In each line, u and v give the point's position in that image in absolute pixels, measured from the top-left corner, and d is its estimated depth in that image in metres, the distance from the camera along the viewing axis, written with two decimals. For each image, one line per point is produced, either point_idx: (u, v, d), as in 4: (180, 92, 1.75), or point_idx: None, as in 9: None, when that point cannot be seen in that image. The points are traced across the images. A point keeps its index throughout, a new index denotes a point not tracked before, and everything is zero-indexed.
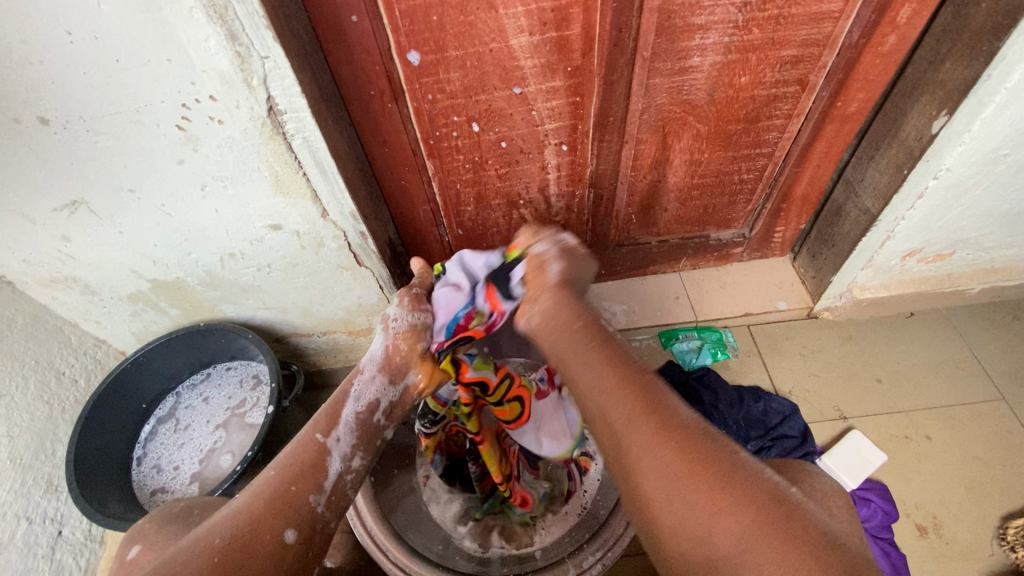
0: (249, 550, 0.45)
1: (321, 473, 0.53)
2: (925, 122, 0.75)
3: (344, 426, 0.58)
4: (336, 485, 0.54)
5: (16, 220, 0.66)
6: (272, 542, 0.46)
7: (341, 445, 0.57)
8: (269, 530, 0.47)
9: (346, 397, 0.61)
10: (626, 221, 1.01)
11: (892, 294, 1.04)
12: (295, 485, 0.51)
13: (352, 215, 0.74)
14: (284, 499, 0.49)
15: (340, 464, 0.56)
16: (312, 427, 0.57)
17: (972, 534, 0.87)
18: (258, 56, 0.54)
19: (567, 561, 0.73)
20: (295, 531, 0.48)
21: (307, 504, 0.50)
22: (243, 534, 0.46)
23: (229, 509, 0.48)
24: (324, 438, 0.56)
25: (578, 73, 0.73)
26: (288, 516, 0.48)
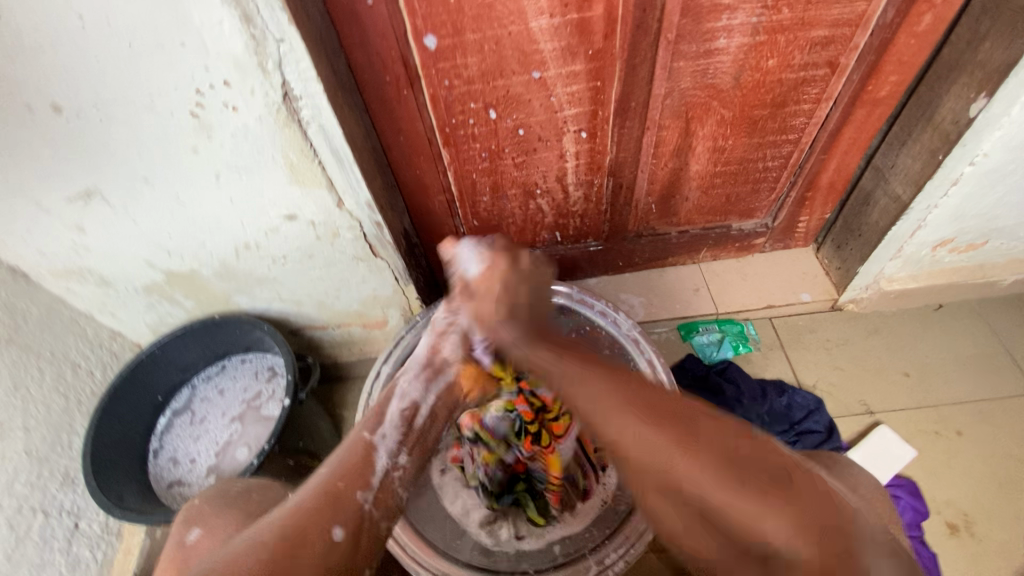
0: (301, 546, 0.43)
1: (368, 471, 0.52)
2: (962, 105, 0.72)
3: (389, 424, 0.59)
4: (381, 482, 0.53)
5: (29, 210, 0.65)
6: (320, 542, 0.44)
7: (386, 441, 0.57)
8: (318, 529, 0.45)
9: (390, 399, 0.62)
10: (645, 211, 0.99)
11: (921, 285, 1.00)
12: (342, 481, 0.50)
13: (367, 205, 0.73)
14: (332, 496, 0.48)
15: (388, 460, 0.55)
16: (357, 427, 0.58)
17: (1006, 533, 0.84)
18: (273, 39, 0.53)
19: (588, 557, 0.71)
20: (343, 527, 0.46)
21: (356, 501, 0.49)
22: (296, 531, 0.44)
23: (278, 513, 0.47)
24: (370, 437, 0.57)
25: (599, 56, 0.70)
26: (337, 514, 0.47)
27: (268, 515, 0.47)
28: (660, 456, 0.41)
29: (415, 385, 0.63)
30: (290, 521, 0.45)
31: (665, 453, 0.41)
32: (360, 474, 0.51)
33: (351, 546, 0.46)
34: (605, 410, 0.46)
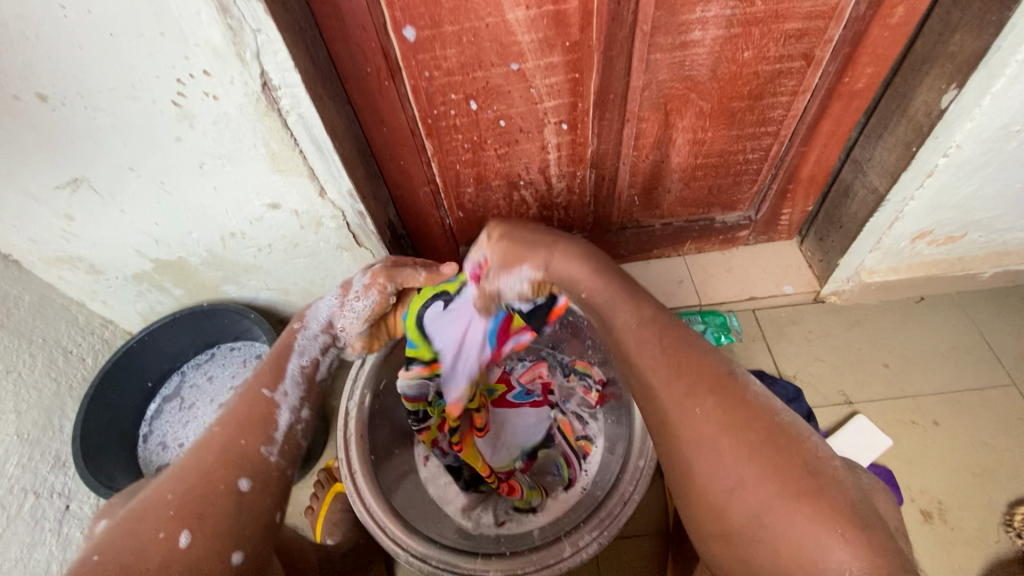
0: (207, 500, 0.49)
1: (271, 425, 0.58)
2: (934, 96, 0.73)
3: (291, 381, 0.64)
4: (285, 435, 0.59)
5: (19, 198, 0.67)
6: (228, 493, 0.50)
7: (289, 398, 0.62)
8: (223, 482, 0.51)
9: (291, 351, 0.67)
10: (629, 203, 1.00)
11: (902, 277, 1.01)
12: (243, 439, 0.55)
13: (350, 194, 0.74)
14: (233, 453, 0.54)
15: (290, 415, 0.61)
16: (257, 381, 0.62)
17: (979, 521, 0.86)
18: (250, 29, 0.54)
19: (564, 539, 0.72)
20: (249, 479, 0.52)
21: (259, 456, 0.55)
22: (199, 487, 0.49)
23: (178, 470, 0.51)
24: (271, 393, 0.61)
25: (576, 48, 0.72)
26: (242, 468, 0.52)
27: (166, 476, 0.51)
28: (733, 476, 0.45)
29: (309, 336, 0.69)
30: (193, 479, 0.50)
31: (733, 472, 0.45)
32: (261, 428, 0.57)
33: (262, 493, 0.52)
34: (685, 429, 0.47)
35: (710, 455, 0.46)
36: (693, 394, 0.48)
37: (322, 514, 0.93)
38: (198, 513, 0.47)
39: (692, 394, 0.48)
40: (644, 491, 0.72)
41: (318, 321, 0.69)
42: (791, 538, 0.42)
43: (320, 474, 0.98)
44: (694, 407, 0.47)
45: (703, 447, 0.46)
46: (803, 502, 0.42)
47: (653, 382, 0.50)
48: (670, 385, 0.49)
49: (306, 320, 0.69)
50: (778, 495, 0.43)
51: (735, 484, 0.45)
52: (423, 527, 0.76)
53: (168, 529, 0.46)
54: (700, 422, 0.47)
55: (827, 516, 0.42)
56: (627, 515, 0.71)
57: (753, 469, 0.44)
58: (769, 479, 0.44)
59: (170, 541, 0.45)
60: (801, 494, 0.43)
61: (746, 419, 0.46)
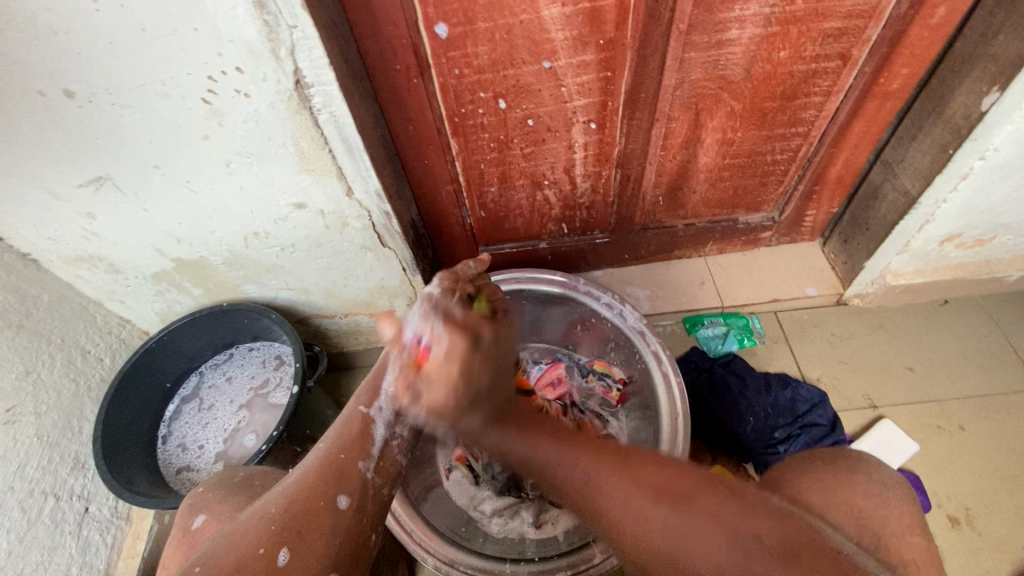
0: (310, 517, 0.49)
1: (368, 441, 0.57)
2: (974, 98, 0.71)
3: (385, 396, 0.59)
4: (381, 452, 0.57)
5: (41, 196, 0.66)
6: (328, 509, 0.50)
7: (383, 413, 0.59)
8: (324, 498, 0.51)
9: (382, 371, 0.62)
10: (653, 204, 0.99)
11: (927, 280, 1.00)
12: (343, 453, 0.55)
13: (377, 194, 0.73)
14: (335, 468, 0.53)
15: (386, 431, 0.58)
16: (355, 400, 0.60)
17: (1006, 527, 0.85)
18: (286, 25, 0.53)
19: (593, 544, 0.71)
20: (348, 497, 0.52)
21: (359, 470, 0.55)
22: (300, 502, 0.50)
23: (288, 481, 0.52)
24: (367, 408, 0.59)
25: (611, 46, 0.70)
26: (343, 484, 0.52)
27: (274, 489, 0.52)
28: (674, 534, 0.43)
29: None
30: (296, 496, 0.50)
31: (671, 529, 0.43)
32: (361, 444, 0.56)
33: (357, 513, 0.52)
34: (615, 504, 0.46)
35: (643, 519, 0.45)
36: (601, 468, 0.49)
37: None
38: (298, 531, 0.48)
39: (603, 471, 0.48)
40: None
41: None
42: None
43: None
44: (613, 482, 0.47)
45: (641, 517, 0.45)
46: (741, 544, 0.42)
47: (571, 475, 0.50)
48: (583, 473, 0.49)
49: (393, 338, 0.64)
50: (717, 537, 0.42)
51: (670, 545, 0.43)
52: (449, 531, 0.76)
53: (266, 546, 0.46)
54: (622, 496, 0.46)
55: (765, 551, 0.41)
56: None
57: (675, 520, 0.43)
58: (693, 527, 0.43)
59: (269, 558, 0.46)
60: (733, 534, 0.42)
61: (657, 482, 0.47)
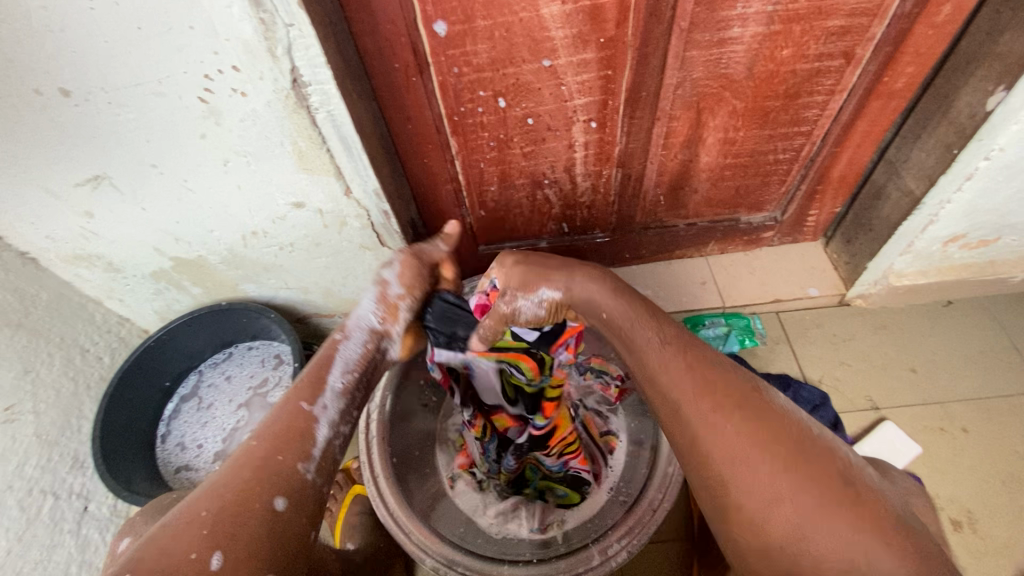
0: (241, 520, 0.44)
1: (308, 439, 0.52)
2: (979, 97, 0.71)
3: (332, 393, 0.57)
4: (324, 452, 0.52)
5: (38, 194, 0.65)
6: (263, 511, 0.45)
7: (329, 412, 0.55)
8: (258, 500, 0.45)
9: (333, 362, 0.59)
10: (654, 203, 0.98)
11: (931, 281, 0.99)
12: (281, 454, 0.50)
13: (375, 193, 0.72)
14: (269, 467, 0.48)
15: (328, 430, 0.54)
16: (296, 393, 0.55)
17: (1009, 530, 0.84)
18: (283, 24, 0.52)
19: (591, 547, 0.70)
20: (285, 498, 0.47)
21: (298, 472, 0.49)
22: (233, 501, 0.45)
23: (207, 484, 0.46)
24: (310, 407, 0.55)
25: (611, 44, 0.69)
26: (279, 484, 0.47)
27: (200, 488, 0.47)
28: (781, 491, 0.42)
29: (355, 345, 0.62)
30: (227, 495, 0.45)
31: (766, 485, 0.42)
32: (301, 442, 0.51)
33: (298, 512, 0.47)
34: (718, 440, 0.45)
35: (739, 469, 0.44)
36: (721, 412, 0.46)
37: (343, 515, 0.92)
38: (231, 533, 0.43)
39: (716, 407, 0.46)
40: (672, 500, 0.70)
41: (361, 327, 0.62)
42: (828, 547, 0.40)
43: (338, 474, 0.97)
44: (721, 421, 0.45)
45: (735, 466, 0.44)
46: (843, 515, 0.40)
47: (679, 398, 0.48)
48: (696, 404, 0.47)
49: (348, 329, 0.62)
50: (815, 509, 0.41)
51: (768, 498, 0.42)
52: (446, 533, 0.75)
53: (199, 550, 0.41)
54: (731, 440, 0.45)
55: (868, 529, 0.39)
56: (656, 524, 0.70)
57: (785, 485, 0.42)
58: (800, 492, 0.41)
59: (202, 564, 0.40)
60: (837, 508, 0.40)
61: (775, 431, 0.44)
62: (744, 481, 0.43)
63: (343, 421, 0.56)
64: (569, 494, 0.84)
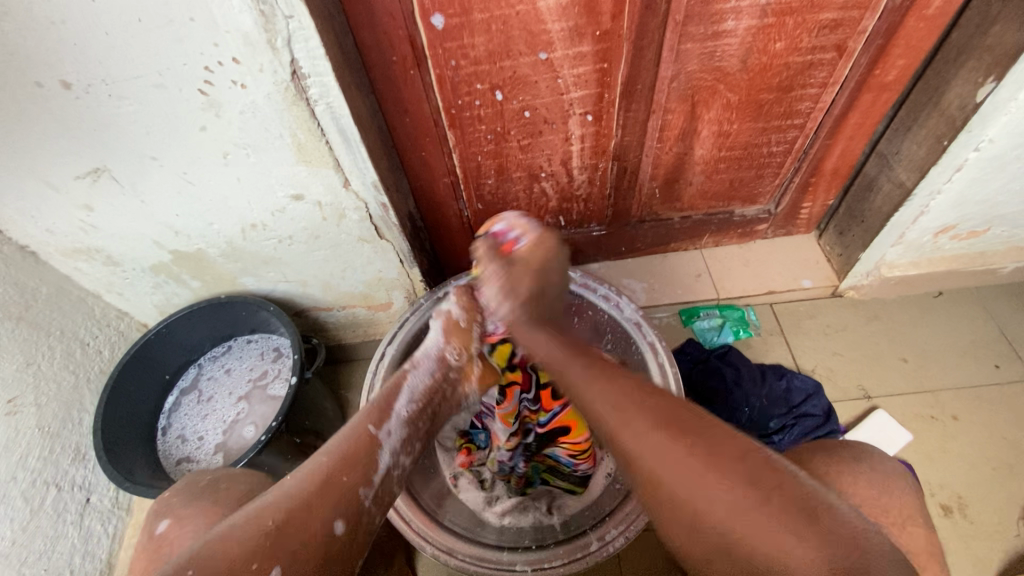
0: (304, 537, 0.47)
1: (370, 468, 0.56)
2: (969, 89, 0.72)
3: (396, 421, 0.62)
4: (382, 480, 0.56)
5: (38, 187, 0.66)
6: (320, 530, 0.48)
7: (391, 439, 0.60)
8: (320, 519, 0.49)
9: (400, 392, 0.65)
10: (649, 196, 0.99)
11: (922, 272, 1.01)
12: (346, 475, 0.53)
13: (374, 185, 0.73)
14: (334, 488, 0.52)
15: (390, 458, 0.59)
16: (365, 418, 0.60)
17: (998, 514, 0.86)
18: (282, 15, 0.53)
19: (589, 533, 0.72)
20: (343, 522, 0.50)
21: (357, 497, 0.53)
22: (300, 516, 0.48)
23: (279, 493, 0.50)
24: (376, 431, 0.59)
25: (607, 37, 0.70)
26: (341, 507, 0.50)
27: (272, 493, 0.50)
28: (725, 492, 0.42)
29: (422, 375, 0.67)
30: (293, 507, 0.48)
31: (708, 489, 0.42)
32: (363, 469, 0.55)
33: (351, 539, 0.50)
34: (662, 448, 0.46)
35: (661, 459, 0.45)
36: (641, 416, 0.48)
37: None
38: (291, 546, 0.46)
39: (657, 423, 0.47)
40: None
41: (426, 358, 0.68)
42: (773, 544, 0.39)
43: None
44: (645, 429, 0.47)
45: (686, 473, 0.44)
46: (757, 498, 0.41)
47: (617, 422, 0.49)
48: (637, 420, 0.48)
49: (415, 360, 0.68)
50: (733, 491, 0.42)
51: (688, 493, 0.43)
52: (448, 522, 0.77)
53: (262, 561, 0.44)
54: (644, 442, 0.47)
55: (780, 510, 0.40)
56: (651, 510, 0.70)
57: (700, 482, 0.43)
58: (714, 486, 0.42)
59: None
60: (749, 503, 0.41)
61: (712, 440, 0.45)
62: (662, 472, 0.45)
63: (404, 451, 0.61)
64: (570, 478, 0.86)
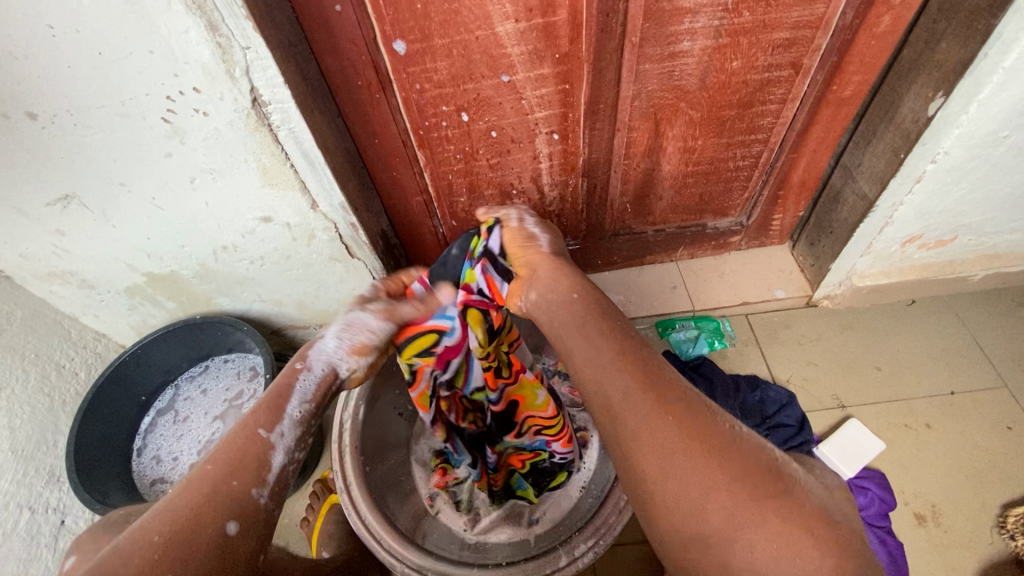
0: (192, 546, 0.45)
1: (263, 466, 0.54)
2: (921, 104, 0.74)
3: (289, 420, 0.59)
4: (278, 477, 0.54)
5: (10, 214, 0.67)
6: (214, 537, 0.47)
7: (285, 440, 0.57)
8: (211, 523, 0.47)
9: (291, 393, 0.61)
10: (621, 211, 1.01)
11: (892, 281, 1.02)
12: (236, 479, 0.51)
13: (342, 207, 0.75)
14: (225, 495, 0.50)
15: (284, 457, 0.56)
16: (253, 419, 0.57)
17: (971, 523, 0.86)
18: (239, 46, 0.54)
19: (559, 548, 0.72)
20: (236, 523, 0.48)
21: (250, 497, 0.51)
22: (183, 526, 0.46)
23: (160, 510, 0.48)
24: (267, 433, 0.56)
25: (566, 59, 0.72)
26: (231, 509, 0.49)
27: (156, 506, 0.48)
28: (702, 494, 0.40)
29: (313, 376, 0.63)
30: (179, 515, 0.47)
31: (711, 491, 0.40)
32: (255, 469, 0.53)
33: (250, 537, 0.49)
34: (693, 503, 0.40)
35: (675, 466, 0.41)
36: (650, 413, 0.44)
37: (320, 525, 0.94)
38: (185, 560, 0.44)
39: (683, 452, 0.42)
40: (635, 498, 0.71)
41: (321, 361, 0.65)
42: (755, 552, 0.38)
43: (316, 485, 0.99)
44: (647, 426, 0.44)
45: (737, 529, 0.38)
46: (763, 503, 0.39)
47: (625, 432, 0.45)
48: (652, 432, 0.43)
49: (309, 360, 0.64)
50: (741, 497, 0.39)
51: (704, 494, 0.40)
52: (423, 542, 0.75)
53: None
54: (656, 432, 0.43)
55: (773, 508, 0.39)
56: (622, 522, 0.71)
57: (713, 475, 0.40)
58: (730, 480, 0.40)
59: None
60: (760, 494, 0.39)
61: (756, 471, 0.40)
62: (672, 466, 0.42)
63: (299, 449, 0.58)
64: (555, 477, 0.86)
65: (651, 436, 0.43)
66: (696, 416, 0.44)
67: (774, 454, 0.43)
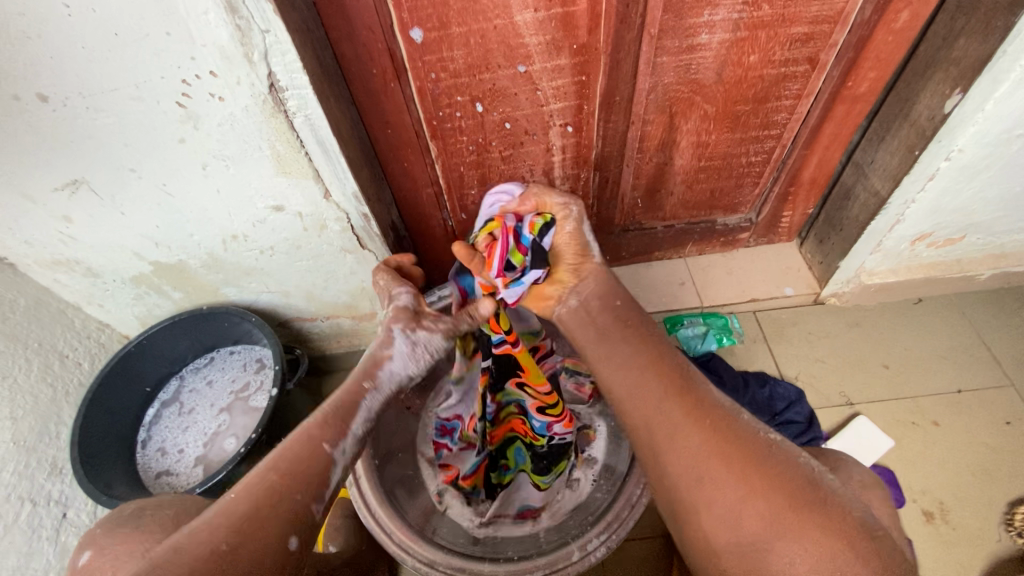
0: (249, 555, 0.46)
1: (324, 479, 0.53)
2: (938, 101, 0.73)
3: (352, 438, 0.58)
4: (334, 491, 0.54)
5: (16, 200, 0.65)
6: (272, 547, 0.47)
7: (346, 456, 0.56)
8: (263, 534, 0.47)
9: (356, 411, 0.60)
10: (632, 206, 1.00)
11: (900, 278, 1.02)
12: (299, 492, 0.51)
13: (355, 196, 0.74)
14: (286, 506, 0.50)
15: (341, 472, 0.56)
16: (319, 431, 0.56)
17: (979, 520, 0.87)
18: (258, 30, 0.53)
19: (571, 543, 0.71)
20: (298, 537, 0.49)
21: (309, 513, 0.51)
22: (246, 530, 0.47)
23: (221, 509, 0.48)
24: (330, 448, 0.55)
25: (584, 50, 0.71)
26: (296, 524, 0.49)
27: (218, 504, 0.49)
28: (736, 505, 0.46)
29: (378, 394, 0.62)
30: (241, 526, 0.47)
31: (744, 504, 0.46)
32: (315, 483, 0.52)
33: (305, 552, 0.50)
34: (729, 514, 0.46)
35: (710, 477, 0.48)
36: (690, 429, 0.51)
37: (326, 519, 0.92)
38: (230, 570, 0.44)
39: (719, 466, 0.48)
40: (649, 494, 0.72)
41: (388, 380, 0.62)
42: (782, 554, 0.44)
43: None
44: (682, 438, 0.51)
45: (761, 534, 0.45)
46: (795, 516, 0.45)
47: (659, 442, 0.52)
48: (686, 444, 0.50)
49: (377, 380, 0.62)
50: (773, 509, 0.45)
51: (737, 504, 0.46)
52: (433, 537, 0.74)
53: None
54: (692, 448, 0.50)
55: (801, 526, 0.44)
56: (634, 517, 0.71)
57: (745, 489, 0.47)
58: (762, 494, 0.46)
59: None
60: (792, 508, 0.45)
61: (787, 483, 0.46)
62: (711, 478, 0.48)
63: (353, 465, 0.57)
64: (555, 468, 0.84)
65: (686, 449, 0.50)
66: (731, 431, 0.51)
67: (796, 464, 0.49)
